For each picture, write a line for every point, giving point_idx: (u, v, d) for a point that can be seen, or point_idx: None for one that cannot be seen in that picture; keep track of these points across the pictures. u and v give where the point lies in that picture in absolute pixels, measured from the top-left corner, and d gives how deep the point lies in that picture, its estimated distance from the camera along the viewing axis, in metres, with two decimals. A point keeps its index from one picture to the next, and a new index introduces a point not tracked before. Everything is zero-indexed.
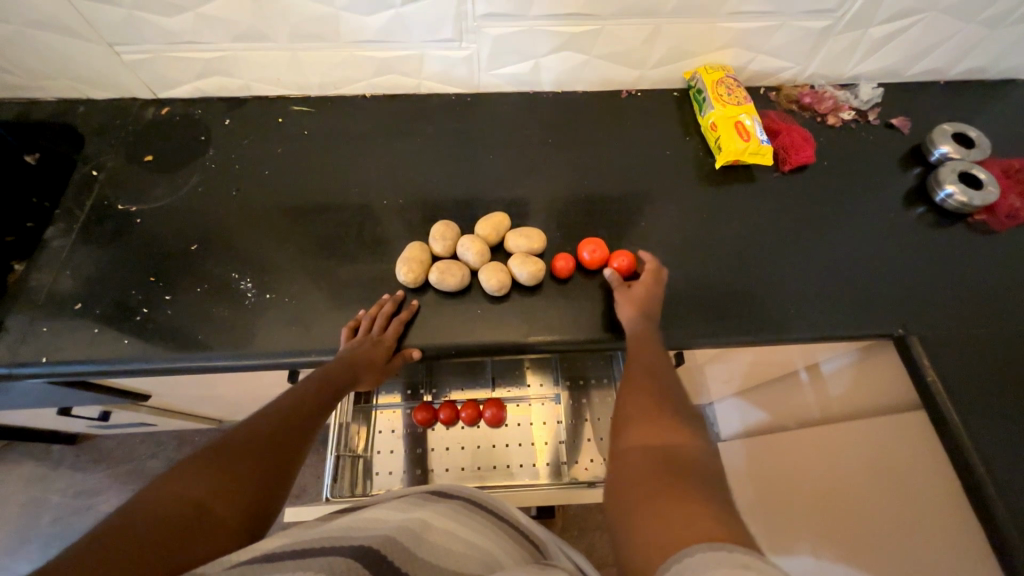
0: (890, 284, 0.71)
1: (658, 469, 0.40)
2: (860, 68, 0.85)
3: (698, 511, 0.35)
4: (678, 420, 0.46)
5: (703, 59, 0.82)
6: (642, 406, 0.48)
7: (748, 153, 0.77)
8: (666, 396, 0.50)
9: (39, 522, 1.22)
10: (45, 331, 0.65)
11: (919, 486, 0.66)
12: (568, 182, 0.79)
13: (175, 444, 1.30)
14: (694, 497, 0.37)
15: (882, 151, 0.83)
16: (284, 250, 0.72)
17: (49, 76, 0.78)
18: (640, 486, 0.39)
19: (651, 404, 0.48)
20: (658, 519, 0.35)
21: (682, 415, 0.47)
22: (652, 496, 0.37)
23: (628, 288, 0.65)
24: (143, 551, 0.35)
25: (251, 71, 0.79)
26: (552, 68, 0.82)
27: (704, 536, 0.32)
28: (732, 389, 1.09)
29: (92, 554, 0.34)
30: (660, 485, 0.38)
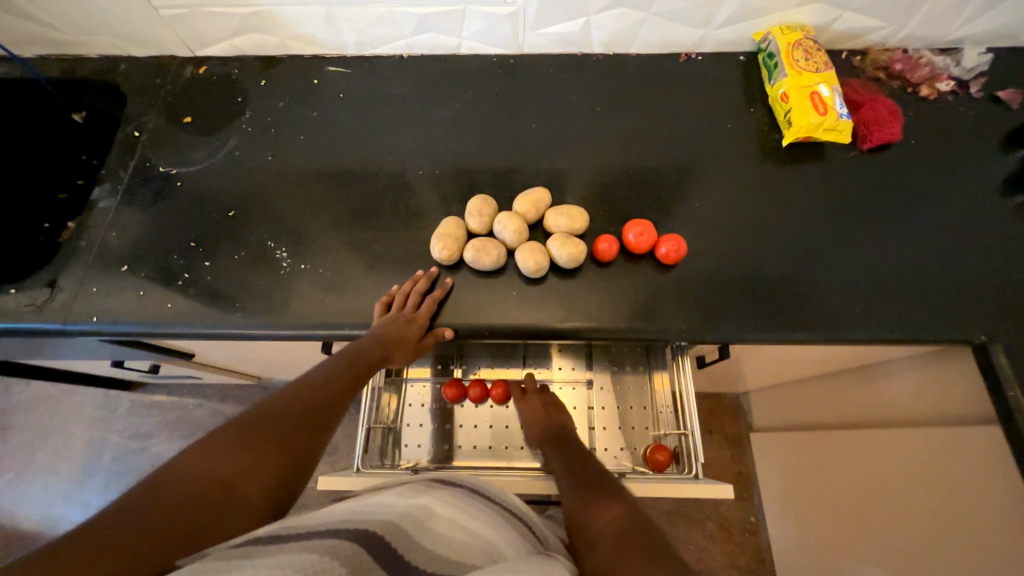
0: (975, 285, 0.63)
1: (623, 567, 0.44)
2: (969, 28, 0.73)
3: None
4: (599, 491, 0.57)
5: (779, 18, 0.72)
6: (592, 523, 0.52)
7: (822, 129, 0.68)
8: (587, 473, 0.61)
9: (102, 458, 1.34)
10: (95, 291, 0.68)
11: (975, 504, 0.63)
12: (615, 156, 0.73)
13: (218, 396, 1.37)
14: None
15: (983, 129, 0.72)
16: (319, 220, 0.71)
17: (90, 32, 0.77)
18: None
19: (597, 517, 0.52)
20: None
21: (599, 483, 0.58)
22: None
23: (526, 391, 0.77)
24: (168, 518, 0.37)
25: (287, 29, 0.76)
26: (605, 27, 0.74)
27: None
28: (771, 381, 1.04)
29: (129, 515, 0.36)
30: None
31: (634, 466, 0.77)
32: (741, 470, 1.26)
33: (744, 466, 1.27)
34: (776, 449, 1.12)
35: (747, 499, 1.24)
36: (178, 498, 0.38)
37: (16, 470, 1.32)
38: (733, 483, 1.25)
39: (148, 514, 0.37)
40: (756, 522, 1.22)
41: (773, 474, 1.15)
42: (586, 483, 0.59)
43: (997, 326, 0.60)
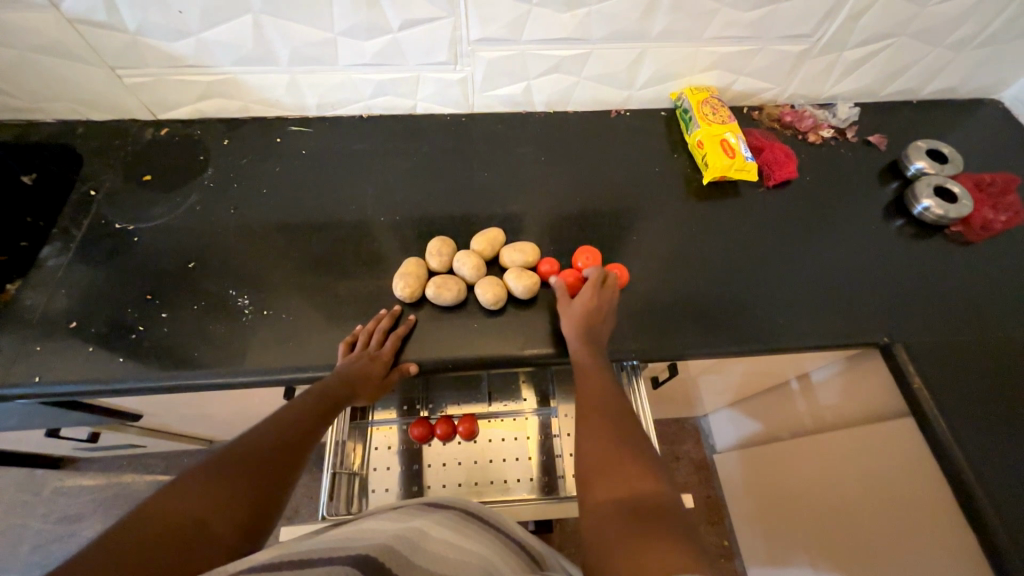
0: (874, 293, 0.73)
1: (628, 514, 0.42)
2: (838, 88, 0.89)
3: (670, 547, 0.38)
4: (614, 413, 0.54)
5: (688, 81, 0.85)
6: (604, 448, 0.50)
7: (733, 169, 0.79)
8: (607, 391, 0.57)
9: (19, 551, 1.18)
10: (39, 350, 0.65)
11: (911, 493, 0.69)
12: (561, 198, 0.81)
13: (163, 466, 1.27)
14: (666, 536, 0.39)
15: (861, 166, 0.86)
16: (282, 268, 0.73)
17: (49, 98, 0.79)
18: (617, 540, 0.40)
19: (614, 444, 0.50)
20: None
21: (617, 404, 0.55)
22: (633, 541, 0.39)
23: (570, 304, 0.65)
24: (136, 557, 0.35)
25: (250, 93, 0.81)
26: (544, 90, 0.85)
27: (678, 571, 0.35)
28: (725, 400, 1.10)
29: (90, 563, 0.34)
30: (634, 533, 0.40)
31: None
32: (710, 494, 1.29)
33: (712, 490, 1.30)
34: (737, 467, 1.16)
35: (719, 522, 1.25)
36: (149, 539, 0.37)
37: None
38: (704, 508, 1.27)
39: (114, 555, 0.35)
40: (730, 546, 1.23)
41: (738, 493, 1.18)
42: (607, 405, 0.55)
43: (897, 329, 0.70)
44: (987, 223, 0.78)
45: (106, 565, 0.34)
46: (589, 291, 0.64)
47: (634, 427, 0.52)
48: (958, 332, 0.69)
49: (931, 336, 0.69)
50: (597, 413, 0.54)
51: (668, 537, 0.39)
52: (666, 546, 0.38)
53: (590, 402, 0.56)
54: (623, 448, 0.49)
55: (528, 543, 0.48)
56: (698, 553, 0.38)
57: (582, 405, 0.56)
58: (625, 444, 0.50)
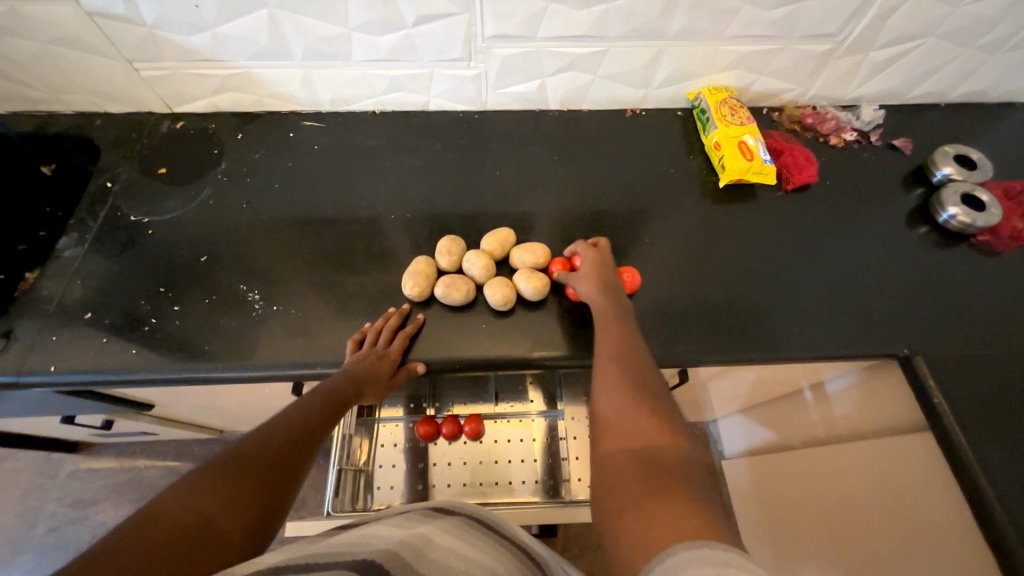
0: (893, 302, 0.71)
1: (641, 470, 0.41)
2: (862, 90, 0.86)
3: (682, 507, 0.37)
4: (631, 368, 0.52)
5: (707, 80, 0.83)
6: (620, 403, 0.48)
7: (751, 172, 0.77)
8: (625, 346, 0.55)
9: (35, 532, 1.21)
10: (54, 340, 0.66)
11: (925, 510, 0.67)
12: (573, 198, 0.80)
13: (174, 454, 1.29)
14: (679, 495, 0.38)
15: (884, 171, 0.84)
16: (293, 263, 0.73)
17: (68, 90, 0.80)
18: (630, 494, 0.39)
19: (631, 399, 0.48)
20: (652, 537, 0.35)
21: (634, 360, 0.53)
22: (645, 498, 0.38)
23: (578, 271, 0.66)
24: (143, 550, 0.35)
25: (264, 88, 0.81)
26: (559, 88, 0.83)
27: (689, 533, 0.34)
28: (735, 406, 1.08)
29: (100, 556, 0.34)
30: (646, 490, 0.39)
31: None
32: None
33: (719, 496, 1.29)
34: (746, 474, 1.15)
35: None
36: (161, 533, 0.37)
37: None
38: None
39: (120, 548, 0.35)
40: None
41: (745, 501, 1.16)
42: (625, 359, 0.53)
43: (916, 340, 0.68)
44: (1017, 232, 0.75)
45: (118, 558, 0.34)
46: (588, 251, 0.67)
47: (652, 385, 0.51)
48: (981, 346, 0.67)
49: (952, 349, 0.67)
50: (614, 368, 0.52)
51: (682, 494, 0.38)
52: (678, 508, 0.37)
53: (608, 357, 0.54)
54: (637, 402, 0.48)
55: (535, 551, 0.48)
56: (711, 512, 0.37)
57: (599, 360, 0.55)
58: (643, 400, 0.48)
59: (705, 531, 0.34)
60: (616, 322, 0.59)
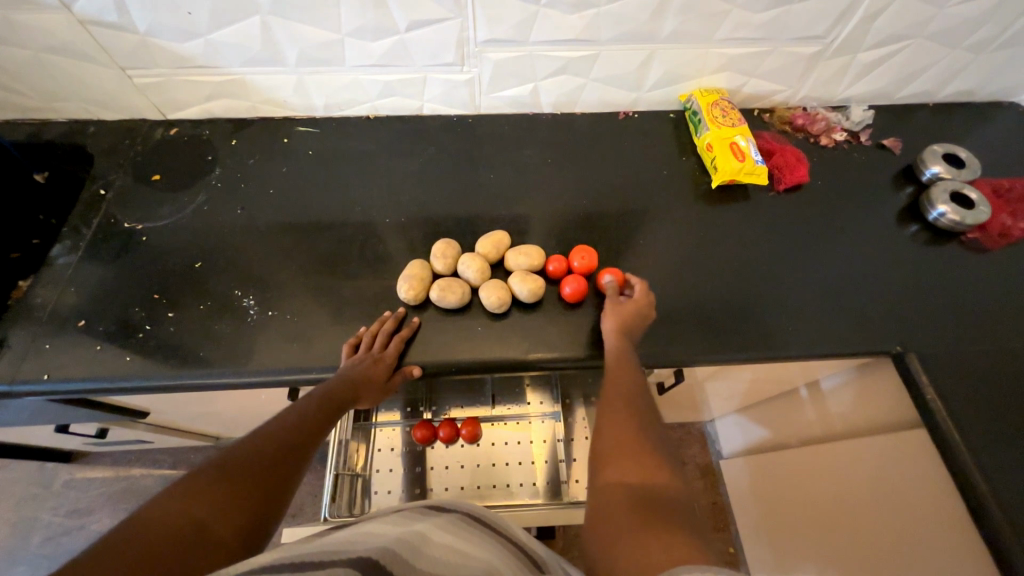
0: (886, 300, 0.71)
1: (636, 501, 0.41)
2: (851, 90, 0.87)
3: (676, 540, 0.37)
4: (636, 405, 0.53)
5: (698, 83, 0.84)
6: (622, 435, 0.49)
7: (743, 173, 0.78)
8: (632, 383, 0.56)
9: (29, 542, 1.20)
10: (48, 348, 0.66)
11: (920, 504, 0.68)
12: (567, 200, 0.80)
13: (170, 462, 1.28)
14: (673, 530, 0.38)
15: (874, 171, 0.84)
16: (288, 268, 0.73)
17: (60, 98, 0.80)
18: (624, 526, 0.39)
19: (633, 436, 0.49)
20: (641, 566, 0.35)
21: (639, 397, 0.54)
22: (638, 530, 0.38)
23: (618, 300, 0.65)
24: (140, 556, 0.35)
25: (258, 94, 0.81)
26: (551, 91, 0.84)
27: (681, 563, 0.34)
28: (732, 406, 1.08)
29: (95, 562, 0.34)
30: (641, 523, 0.39)
31: None
32: (715, 500, 1.27)
33: (718, 495, 1.29)
34: (743, 474, 1.15)
35: (724, 528, 1.24)
36: (147, 542, 0.36)
37: None
38: (709, 513, 1.26)
39: (116, 554, 0.35)
40: (735, 553, 1.21)
41: (744, 499, 1.17)
42: (628, 394, 0.54)
43: (909, 337, 0.68)
44: (1006, 229, 0.77)
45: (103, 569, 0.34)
46: (643, 295, 0.66)
47: (655, 424, 0.51)
48: (973, 342, 0.68)
49: (945, 345, 0.67)
50: (620, 401, 0.53)
51: (677, 529, 0.38)
52: (672, 539, 0.37)
53: (617, 392, 0.55)
54: (638, 438, 0.48)
55: (532, 547, 0.48)
56: (704, 547, 0.37)
57: (606, 393, 0.55)
58: (644, 436, 0.49)
59: (697, 562, 0.34)
60: (624, 358, 0.59)
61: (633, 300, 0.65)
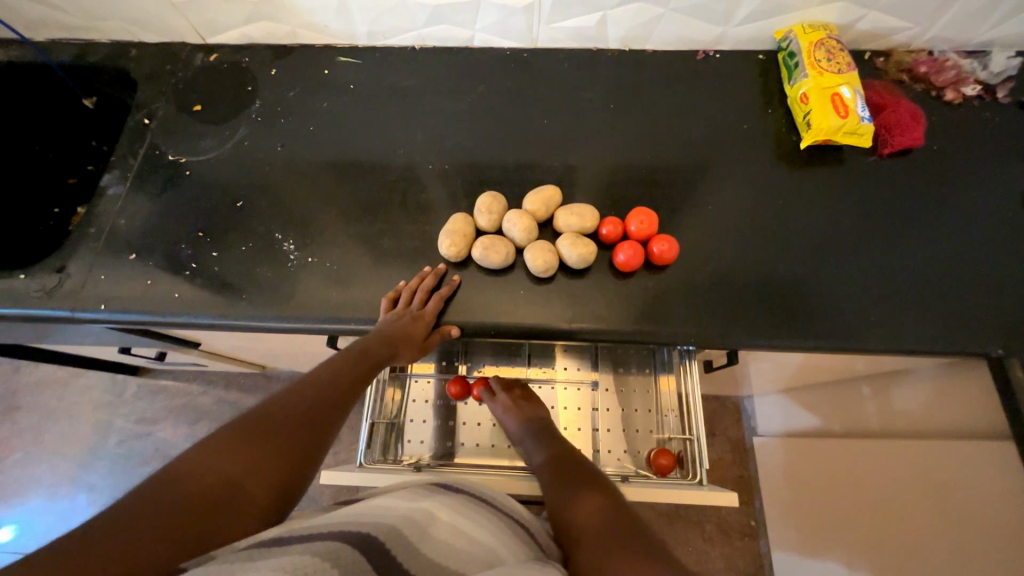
0: (993, 295, 0.61)
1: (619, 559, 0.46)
2: (998, 31, 0.70)
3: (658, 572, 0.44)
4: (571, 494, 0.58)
5: (803, 16, 0.70)
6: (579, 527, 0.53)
7: (841, 133, 0.66)
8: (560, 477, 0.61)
9: (108, 441, 1.35)
10: (104, 279, 0.68)
11: (993, 522, 0.62)
12: (627, 154, 0.72)
13: (223, 384, 1.38)
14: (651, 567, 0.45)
15: (1008, 136, 0.70)
16: (327, 213, 0.70)
17: (101, 17, 0.77)
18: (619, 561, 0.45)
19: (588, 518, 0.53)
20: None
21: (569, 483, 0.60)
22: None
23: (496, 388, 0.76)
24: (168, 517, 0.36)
25: (298, 18, 0.75)
26: (621, 23, 0.73)
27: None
28: (777, 386, 1.02)
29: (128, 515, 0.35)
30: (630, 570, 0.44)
31: (637, 469, 0.78)
32: (744, 474, 1.25)
33: (746, 471, 1.26)
34: (779, 454, 1.11)
35: (749, 503, 1.23)
36: (184, 496, 0.38)
37: (23, 450, 1.34)
38: (734, 487, 1.24)
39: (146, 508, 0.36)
40: (756, 527, 1.21)
41: (775, 478, 1.14)
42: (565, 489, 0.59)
43: (1016, 341, 0.59)
44: None
45: (144, 520, 0.35)
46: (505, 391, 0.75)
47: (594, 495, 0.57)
48: None
49: None
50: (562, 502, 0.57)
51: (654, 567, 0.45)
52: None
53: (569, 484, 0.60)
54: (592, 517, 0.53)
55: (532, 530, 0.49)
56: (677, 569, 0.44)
57: (558, 484, 0.60)
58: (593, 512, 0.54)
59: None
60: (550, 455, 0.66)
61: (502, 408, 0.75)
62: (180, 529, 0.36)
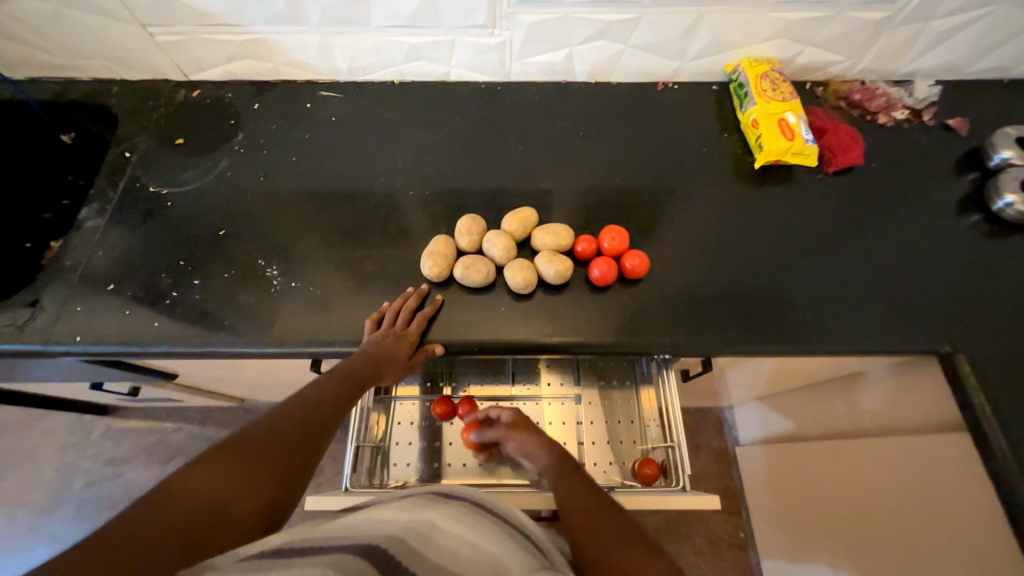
0: (936, 295, 0.67)
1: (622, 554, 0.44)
2: (918, 63, 0.79)
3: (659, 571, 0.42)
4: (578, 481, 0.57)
5: (748, 51, 0.78)
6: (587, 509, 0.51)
7: (790, 153, 0.73)
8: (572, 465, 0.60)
9: (71, 487, 1.28)
10: (79, 311, 0.67)
11: (957, 513, 0.65)
12: (597, 177, 0.76)
13: (198, 419, 1.34)
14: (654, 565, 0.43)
15: (935, 154, 0.78)
16: (310, 239, 0.72)
17: (83, 56, 0.78)
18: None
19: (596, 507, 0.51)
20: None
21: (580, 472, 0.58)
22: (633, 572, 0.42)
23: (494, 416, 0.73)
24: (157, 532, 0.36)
25: (281, 56, 0.78)
26: (586, 58, 0.79)
27: None
28: (754, 394, 1.06)
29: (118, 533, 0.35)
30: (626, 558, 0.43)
31: (623, 481, 0.78)
32: (729, 485, 1.26)
33: (731, 481, 1.27)
34: (760, 462, 1.13)
35: (736, 513, 1.24)
36: (172, 514, 0.38)
37: None
38: (721, 498, 1.25)
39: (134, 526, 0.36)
40: (745, 538, 1.21)
41: (758, 486, 1.15)
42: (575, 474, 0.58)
43: (959, 337, 0.64)
44: None
45: (133, 545, 0.35)
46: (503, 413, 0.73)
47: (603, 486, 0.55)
48: None
49: (1000, 347, 0.63)
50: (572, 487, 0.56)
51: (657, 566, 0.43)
52: None
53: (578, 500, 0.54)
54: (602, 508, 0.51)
55: (538, 536, 0.47)
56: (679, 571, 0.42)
57: (566, 477, 0.58)
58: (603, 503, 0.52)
59: None
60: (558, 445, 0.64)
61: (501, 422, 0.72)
62: (168, 543, 0.36)
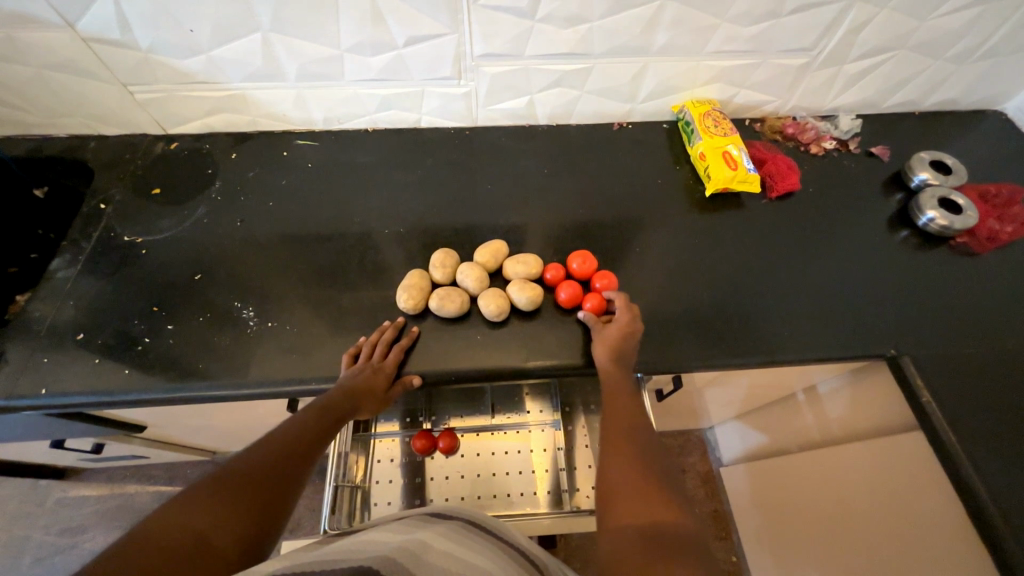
0: (878, 304, 0.72)
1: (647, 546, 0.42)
2: (839, 100, 0.89)
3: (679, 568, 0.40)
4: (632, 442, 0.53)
5: (690, 94, 0.86)
6: (631, 478, 0.49)
7: (736, 181, 0.80)
8: (630, 422, 0.56)
9: (20, 563, 1.17)
10: (45, 363, 0.65)
11: (926, 509, 0.67)
12: (563, 210, 0.81)
13: (165, 477, 1.27)
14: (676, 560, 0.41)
15: (863, 178, 0.86)
16: (287, 279, 0.73)
17: (61, 113, 0.81)
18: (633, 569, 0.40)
19: (641, 480, 0.49)
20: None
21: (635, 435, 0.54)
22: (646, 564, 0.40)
23: (603, 327, 0.65)
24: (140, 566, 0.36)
25: (259, 109, 0.83)
26: (547, 103, 0.86)
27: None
28: (730, 412, 1.08)
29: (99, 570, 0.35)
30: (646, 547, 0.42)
31: None
32: (718, 508, 1.26)
33: (719, 503, 1.27)
34: (743, 480, 1.14)
35: (726, 537, 1.23)
36: (153, 549, 0.37)
37: None
38: (711, 522, 1.25)
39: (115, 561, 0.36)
40: (737, 562, 1.20)
41: (744, 506, 1.16)
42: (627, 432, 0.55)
43: (903, 340, 0.69)
44: (994, 233, 0.78)
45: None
46: (624, 315, 0.64)
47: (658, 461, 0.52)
48: (964, 344, 0.68)
49: (940, 348, 0.68)
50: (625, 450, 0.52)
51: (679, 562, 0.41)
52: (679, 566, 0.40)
53: (622, 444, 0.53)
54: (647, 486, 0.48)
55: (533, 552, 0.47)
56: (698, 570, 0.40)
57: (620, 437, 0.54)
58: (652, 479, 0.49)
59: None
60: (624, 393, 0.59)
61: (614, 322, 0.64)
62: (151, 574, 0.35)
